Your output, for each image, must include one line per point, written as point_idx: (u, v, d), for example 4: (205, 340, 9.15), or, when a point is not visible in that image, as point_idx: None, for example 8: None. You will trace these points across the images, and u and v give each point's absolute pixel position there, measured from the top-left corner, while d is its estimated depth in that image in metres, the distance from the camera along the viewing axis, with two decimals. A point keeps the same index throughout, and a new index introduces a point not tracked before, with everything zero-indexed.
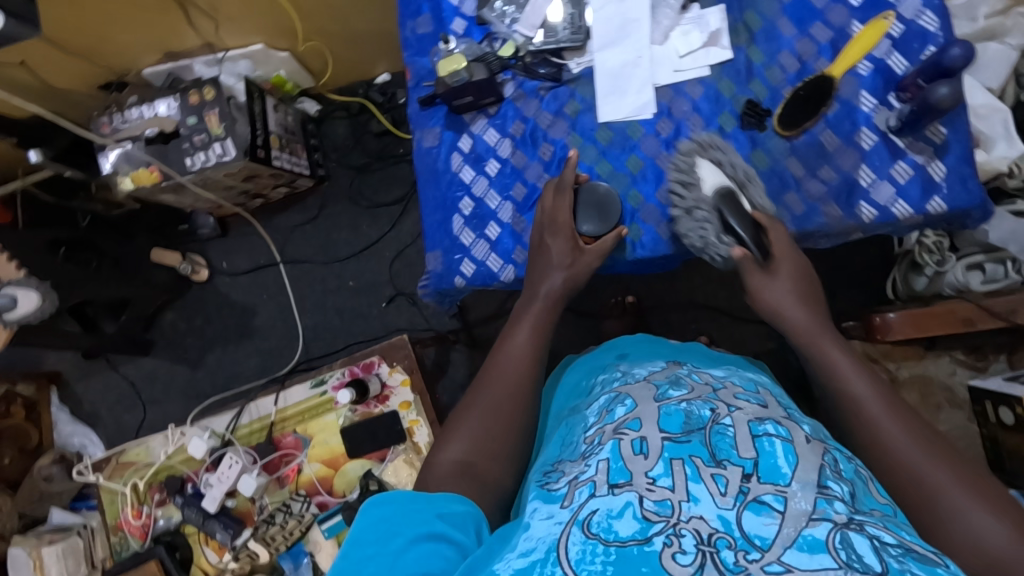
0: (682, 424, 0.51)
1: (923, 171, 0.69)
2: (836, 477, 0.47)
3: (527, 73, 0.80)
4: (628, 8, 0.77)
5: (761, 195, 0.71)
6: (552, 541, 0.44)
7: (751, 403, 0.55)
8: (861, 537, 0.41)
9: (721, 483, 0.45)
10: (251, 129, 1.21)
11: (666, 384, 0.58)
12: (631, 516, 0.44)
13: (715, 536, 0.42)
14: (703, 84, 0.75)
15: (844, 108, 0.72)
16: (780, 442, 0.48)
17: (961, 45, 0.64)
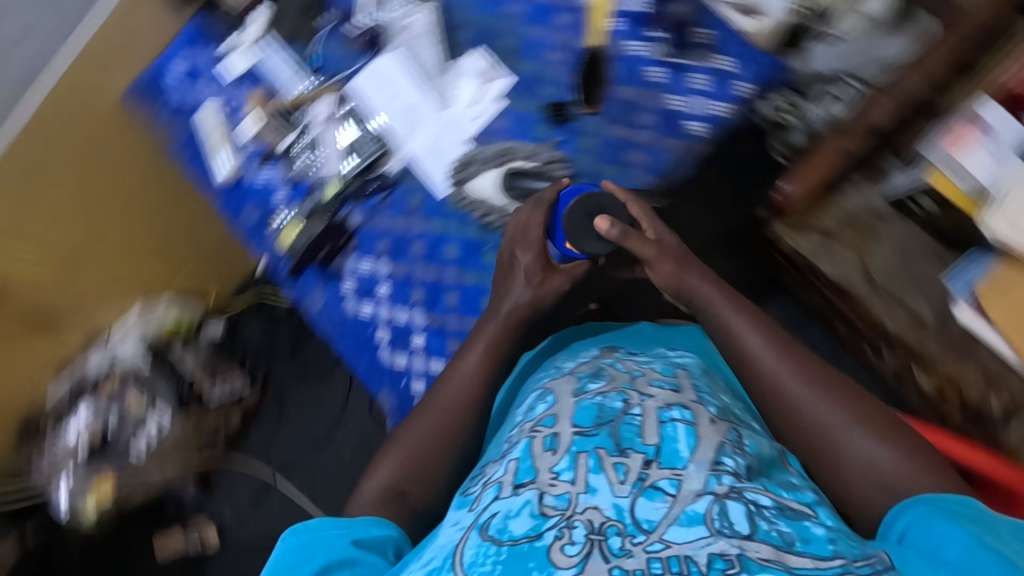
0: (593, 417, 0.53)
1: (714, 70, 0.75)
2: (734, 450, 0.50)
3: (358, 197, 0.83)
4: (403, 99, 0.80)
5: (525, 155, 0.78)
6: (451, 546, 0.47)
7: (664, 389, 0.57)
8: (738, 504, 0.45)
9: (621, 471, 0.48)
10: (171, 385, 1.14)
11: (586, 376, 0.59)
12: (528, 513, 0.46)
13: (606, 524, 0.45)
14: (504, 115, 0.79)
15: (623, 63, 0.76)
16: (683, 425, 0.51)
17: None
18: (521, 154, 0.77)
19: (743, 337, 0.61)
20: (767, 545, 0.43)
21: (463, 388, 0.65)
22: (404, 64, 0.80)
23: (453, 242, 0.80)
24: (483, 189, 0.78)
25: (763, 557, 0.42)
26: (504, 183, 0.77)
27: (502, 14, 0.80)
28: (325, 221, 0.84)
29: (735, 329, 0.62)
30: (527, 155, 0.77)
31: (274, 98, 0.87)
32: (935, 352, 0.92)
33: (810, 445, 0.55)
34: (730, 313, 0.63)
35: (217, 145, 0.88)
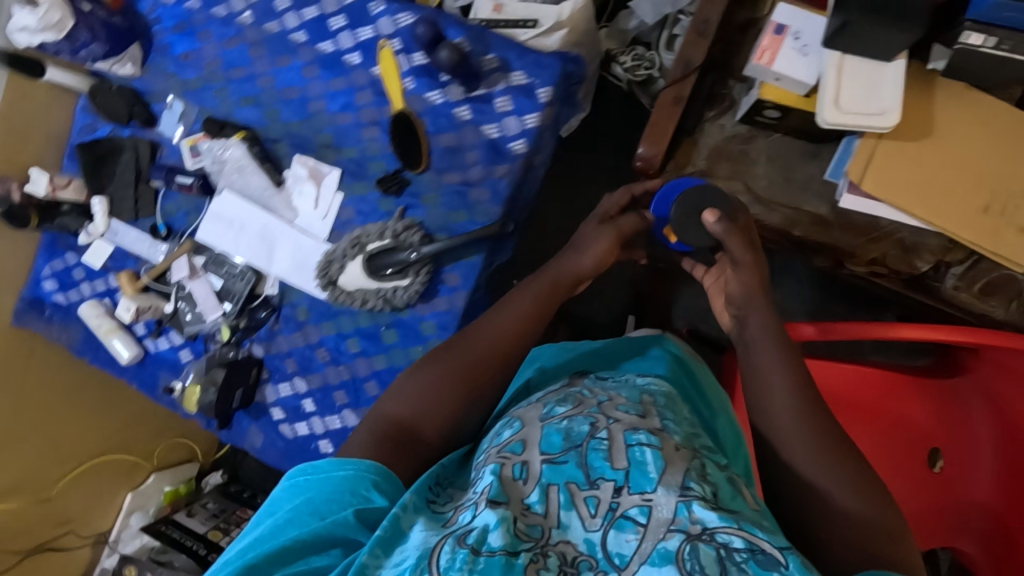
0: (562, 442, 0.56)
1: (511, 86, 0.76)
2: (699, 479, 0.54)
3: (252, 328, 0.85)
4: (250, 227, 0.81)
5: (386, 237, 0.77)
6: (424, 549, 0.48)
7: (631, 414, 0.61)
8: (709, 547, 0.48)
9: (592, 504, 0.52)
10: (184, 551, 1.07)
11: (554, 401, 0.63)
12: (504, 530, 0.48)
13: (579, 558, 0.50)
14: (348, 203, 0.81)
15: (431, 115, 0.78)
16: (650, 450, 0.54)
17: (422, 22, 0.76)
18: (372, 235, 0.78)
19: (768, 364, 0.64)
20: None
21: (471, 383, 0.68)
22: (239, 195, 0.81)
23: (352, 337, 0.83)
24: (351, 282, 0.78)
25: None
26: (365, 267, 0.77)
27: (309, 113, 0.82)
28: (229, 365, 0.84)
29: (760, 359, 0.65)
30: (377, 234, 0.77)
31: (143, 271, 0.88)
32: (848, 240, 0.96)
33: (788, 481, 0.62)
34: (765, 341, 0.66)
35: (107, 332, 0.88)
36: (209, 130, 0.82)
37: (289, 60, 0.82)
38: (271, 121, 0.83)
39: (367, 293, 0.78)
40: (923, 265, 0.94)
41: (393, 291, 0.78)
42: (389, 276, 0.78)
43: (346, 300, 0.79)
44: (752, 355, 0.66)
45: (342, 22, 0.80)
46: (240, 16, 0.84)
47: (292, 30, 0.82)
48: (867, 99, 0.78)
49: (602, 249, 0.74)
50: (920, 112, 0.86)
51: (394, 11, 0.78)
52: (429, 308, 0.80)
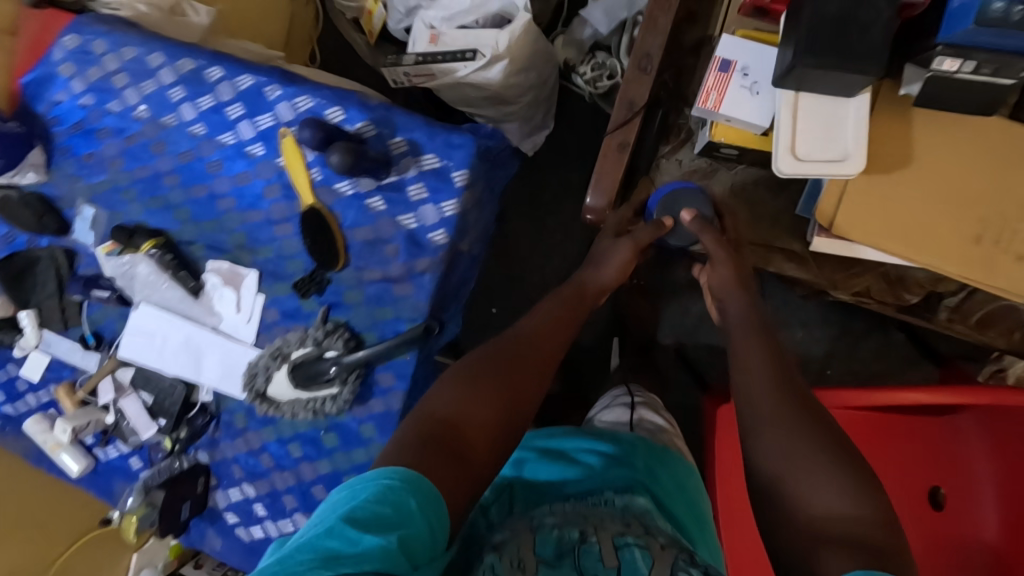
0: (553, 546, 0.51)
1: (423, 171, 0.69)
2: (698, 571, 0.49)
3: (193, 438, 0.81)
4: (173, 339, 0.77)
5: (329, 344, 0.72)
6: None
7: (617, 525, 0.55)
8: None
9: None
10: None
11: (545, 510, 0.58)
12: None
13: None
14: (271, 305, 0.76)
15: (343, 207, 0.72)
16: (640, 550, 0.50)
17: (306, 127, 0.67)
18: (293, 344, 0.73)
19: (749, 381, 0.69)
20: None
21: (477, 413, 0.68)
22: (158, 307, 0.77)
23: (293, 441, 0.79)
24: (284, 391, 0.74)
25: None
26: (290, 378, 0.73)
27: (220, 212, 0.77)
28: (165, 486, 0.80)
29: (747, 366, 0.70)
30: (297, 342, 0.73)
31: (81, 382, 0.85)
32: (827, 276, 0.87)
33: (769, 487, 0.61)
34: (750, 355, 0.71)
35: (53, 448, 0.86)
36: (117, 240, 0.77)
37: (192, 156, 0.76)
38: (182, 222, 0.78)
39: (296, 403, 0.74)
40: (912, 298, 0.86)
41: (322, 402, 0.73)
42: (318, 387, 0.73)
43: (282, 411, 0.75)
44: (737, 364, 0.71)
45: (240, 111, 0.74)
46: (136, 110, 0.78)
47: (190, 122, 0.76)
48: (827, 143, 0.69)
49: (621, 261, 0.87)
50: (897, 140, 0.75)
51: (292, 95, 0.72)
52: (374, 415, 0.75)
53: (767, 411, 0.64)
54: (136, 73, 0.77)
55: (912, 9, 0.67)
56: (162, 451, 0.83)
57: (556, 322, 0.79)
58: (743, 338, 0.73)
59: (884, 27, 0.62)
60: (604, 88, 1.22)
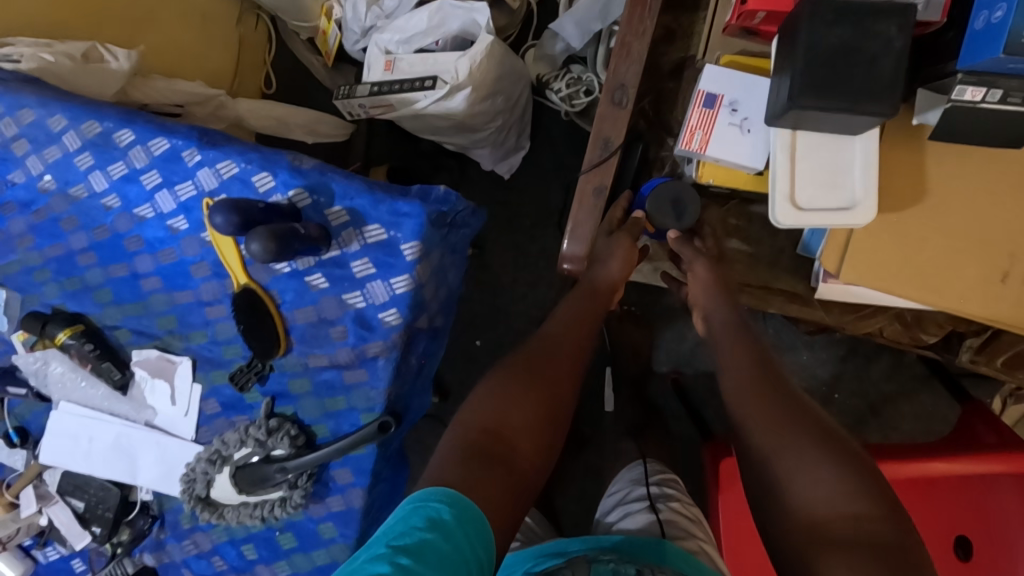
0: None
1: (366, 243, 0.60)
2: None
3: (135, 543, 0.72)
4: (104, 437, 0.69)
5: (283, 444, 0.63)
6: None
7: None
8: None
9: None
10: None
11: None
12: None
13: None
14: (209, 396, 0.67)
15: (279, 286, 0.63)
16: None
17: (219, 211, 0.56)
18: (232, 445, 0.64)
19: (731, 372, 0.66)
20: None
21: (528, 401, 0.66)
22: (86, 402, 0.69)
23: (247, 541, 0.70)
24: (233, 492, 0.65)
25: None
26: (234, 483, 0.64)
27: (145, 294, 0.67)
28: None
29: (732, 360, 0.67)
30: (236, 444, 0.64)
31: (11, 480, 0.76)
32: (836, 318, 0.78)
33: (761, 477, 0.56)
34: (735, 353, 0.68)
35: None
36: (30, 329, 0.69)
37: (108, 231, 0.67)
38: (103, 305, 0.69)
39: (245, 505, 0.65)
40: (930, 337, 0.77)
41: (272, 507, 0.65)
42: (265, 488, 0.65)
43: (228, 518, 0.66)
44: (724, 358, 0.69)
45: (157, 179, 0.64)
46: (40, 181, 0.68)
47: (102, 193, 0.67)
48: (830, 188, 0.60)
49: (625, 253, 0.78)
50: (910, 173, 0.66)
51: (214, 160, 0.62)
52: (334, 516, 0.67)
53: (760, 411, 0.59)
54: (37, 138, 0.66)
55: (926, 27, 0.58)
56: (103, 557, 0.74)
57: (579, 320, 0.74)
58: (729, 342, 0.69)
59: (895, 59, 0.53)
60: (581, 105, 1.12)
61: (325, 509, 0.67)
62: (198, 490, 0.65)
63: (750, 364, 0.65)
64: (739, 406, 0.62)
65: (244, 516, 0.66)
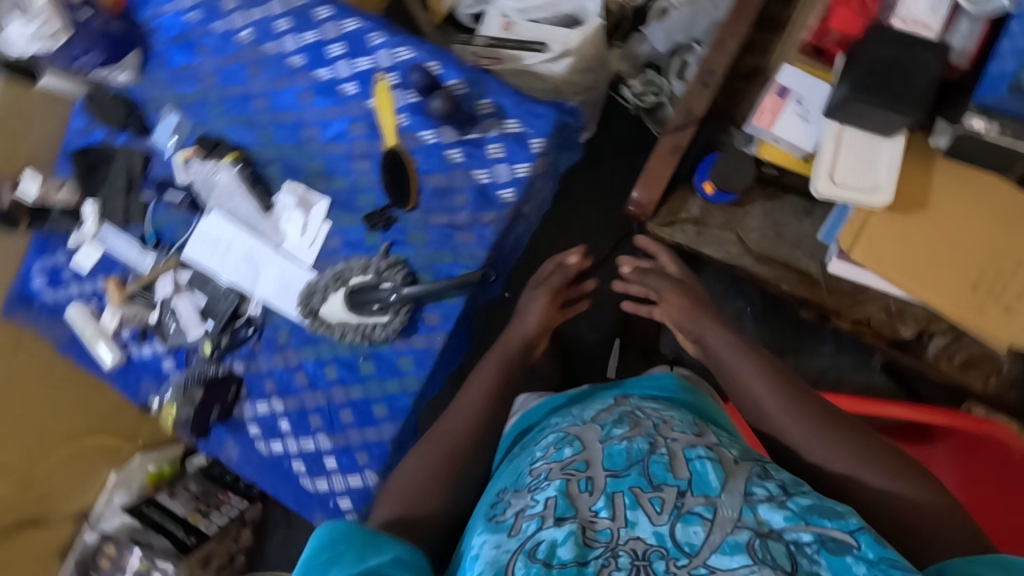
0: (623, 459, 0.62)
1: (502, 132, 0.76)
2: (761, 479, 0.61)
3: (235, 346, 0.86)
4: (239, 248, 0.83)
5: (399, 276, 0.78)
6: (501, 566, 0.56)
7: (685, 433, 0.68)
8: (778, 542, 0.55)
9: (656, 503, 0.59)
10: (166, 535, 1.16)
11: (610, 424, 0.69)
12: (573, 543, 0.56)
13: (649, 551, 0.56)
14: (335, 233, 0.81)
15: (422, 153, 0.78)
16: (708, 460, 0.62)
17: (416, 69, 0.77)
18: (355, 270, 0.79)
19: (744, 379, 0.70)
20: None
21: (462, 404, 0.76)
22: (230, 217, 0.83)
23: (331, 363, 0.84)
24: (344, 312, 0.79)
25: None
26: (347, 301, 0.79)
27: (303, 139, 0.82)
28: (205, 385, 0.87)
29: (735, 372, 0.72)
30: (360, 270, 0.79)
31: (130, 278, 0.89)
32: (833, 300, 0.95)
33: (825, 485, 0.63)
34: (722, 344, 0.75)
35: (93, 337, 0.90)
36: (201, 148, 0.83)
37: (285, 84, 0.82)
38: (265, 143, 0.83)
39: (349, 328, 0.79)
40: (906, 332, 0.94)
41: (375, 327, 0.79)
42: (370, 313, 0.79)
43: (334, 333, 0.80)
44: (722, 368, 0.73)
45: (341, 50, 0.80)
46: (239, 34, 0.83)
47: (290, 53, 0.82)
48: (861, 174, 0.78)
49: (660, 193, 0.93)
50: (917, 186, 0.85)
51: (394, 45, 0.79)
52: (415, 356, 0.81)
53: (794, 426, 0.65)
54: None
55: (954, 72, 0.78)
56: (199, 355, 0.88)
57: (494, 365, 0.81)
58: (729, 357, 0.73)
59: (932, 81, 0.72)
60: (649, 104, 1.30)
61: (408, 346, 0.81)
62: (315, 307, 0.80)
63: (763, 372, 0.70)
64: (768, 415, 0.67)
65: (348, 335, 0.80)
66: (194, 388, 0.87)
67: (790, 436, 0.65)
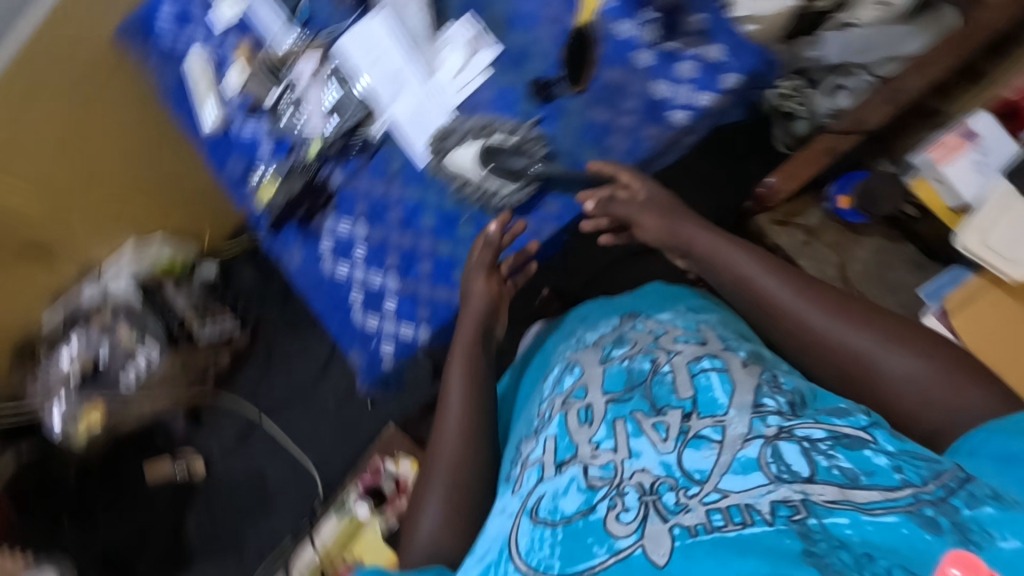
0: (624, 385, 0.75)
1: (701, 55, 0.75)
2: (770, 392, 0.67)
3: (342, 159, 0.85)
4: (391, 64, 0.82)
5: (542, 150, 0.77)
6: (505, 536, 0.67)
7: (690, 343, 0.77)
8: (791, 444, 0.61)
9: (661, 430, 0.67)
10: (161, 322, 1.42)
11: (612, 347, 0.83)
12: (576, 491, 0.66)
13: (659, 484, 0.63)
14: (489, 87, 0.79)
15: (612, 43, 0.77)
16: (714, 374, 0.70)
17: None
18: (502, 128, 0.78)
19: (757, 279, 0.73)
20: (830, 484, 0.58)
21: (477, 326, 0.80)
22: (395, 30, 0.82)
23: (430, 212, 0.82)
24: (477, 168, 0.78)
25: (827, 500, 0.57)
26: (480, 157, 0.77)
27: None
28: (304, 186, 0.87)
29: (746, 273, 0.74)
30: (508, 130, 0.77)
31: (263, 52, 0.90)
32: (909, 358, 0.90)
33: (850, 372, 0.69)
34: (745, 260, 0.74)
35: (205, 94, 0.91)
36: None
37: None
38: None
39: (474, 181, 0.78)
40: None
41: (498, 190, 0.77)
42: (495, 174, 0.77)
43: (452, 179, 0.79)
44: (727, 269, 0.75)
45: None
46: None
47: None
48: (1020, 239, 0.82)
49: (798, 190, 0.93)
50: None
51: None
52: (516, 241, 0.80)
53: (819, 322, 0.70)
54: None
55: None
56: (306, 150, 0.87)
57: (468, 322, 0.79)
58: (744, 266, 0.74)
59: None
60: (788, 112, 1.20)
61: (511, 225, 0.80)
62: (446, 147, 0.79)
63: (779, 282, 0.72)
64: (793, 318, 0.71)
65: (466, 186, 0.79)
66: (292, 179, 0.87)
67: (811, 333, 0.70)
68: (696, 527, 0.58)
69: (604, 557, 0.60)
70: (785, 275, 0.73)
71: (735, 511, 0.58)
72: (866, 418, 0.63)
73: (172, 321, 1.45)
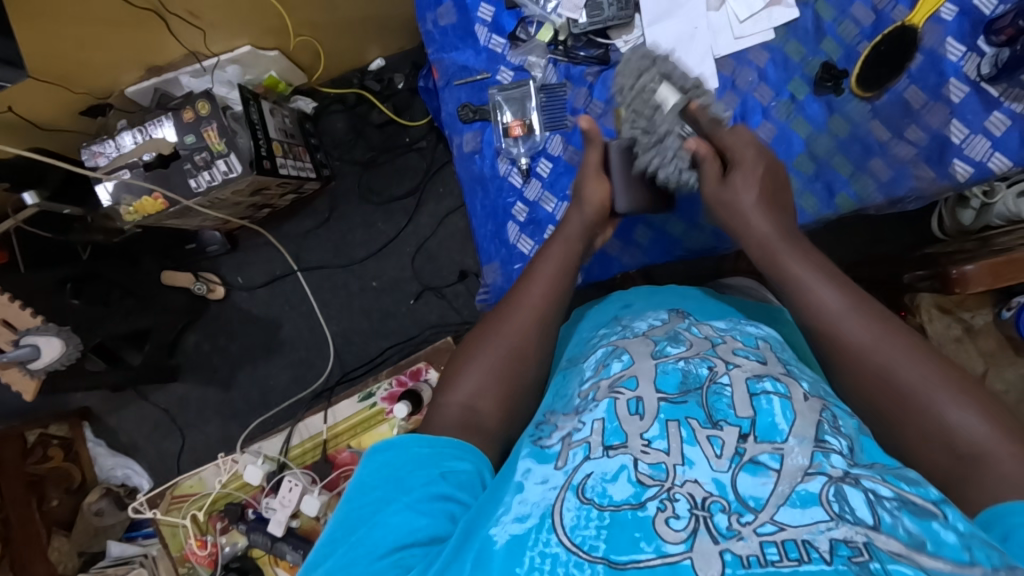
0: (679, 385, 0.61)
1: (1021, 121, 0.80)
2: (833, 432, 0.57)
3: (569, 56, 0.94)
4: None
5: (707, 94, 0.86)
6: (547, 506, 0.54)
7: (751, 359, 0.65)
8: (856, 490, 0.51)
9: (717, 446, 0.55)
10: (252, 139, 1.29)
11: (665, 341, 0.69)
12: (626, 480, 0.54)
13: (709, 500, 0.52)
14: (769, 50, 0.88)
15: (929, 60, 0.83)
16: (777, 399, 0.58)
17: None
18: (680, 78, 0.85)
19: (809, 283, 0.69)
20: (893, 539, 0.49)
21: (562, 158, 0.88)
22: None
23: None
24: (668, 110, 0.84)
25: (893, 551, 0.48)
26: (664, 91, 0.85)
27: None
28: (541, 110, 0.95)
29: (798, 276, 0.69)
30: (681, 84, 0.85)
31: None
32: None
33: (883, 400, 0.62)
34: (796, 259, 0.71)
35: None
36: None
37: None
38: None
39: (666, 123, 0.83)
40: None
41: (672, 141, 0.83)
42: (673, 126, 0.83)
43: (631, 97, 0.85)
44: (775, 269, 0.72)
45: None
46: None
47: None
48: None
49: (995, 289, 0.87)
50: None
51: None
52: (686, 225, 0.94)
53: (866, 340, 0.64)
54: None
55: None
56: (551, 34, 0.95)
57: (561, 243, 0.81)
58: (783, 248, 0.72)
59: None
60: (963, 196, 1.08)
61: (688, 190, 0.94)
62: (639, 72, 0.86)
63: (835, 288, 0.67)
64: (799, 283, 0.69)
65: (640, 117, 0.85)
66: (525, 59, 0.96)
67: (835, 331, 0.66)
68: (749, 556, 0.48)
69: (651, 556, 0.50)
70: (836, 280, 0.69)
71: (790, 546, 0.48)
72: (935, 489, 0.52)
73: (261, 140, 1.32)
